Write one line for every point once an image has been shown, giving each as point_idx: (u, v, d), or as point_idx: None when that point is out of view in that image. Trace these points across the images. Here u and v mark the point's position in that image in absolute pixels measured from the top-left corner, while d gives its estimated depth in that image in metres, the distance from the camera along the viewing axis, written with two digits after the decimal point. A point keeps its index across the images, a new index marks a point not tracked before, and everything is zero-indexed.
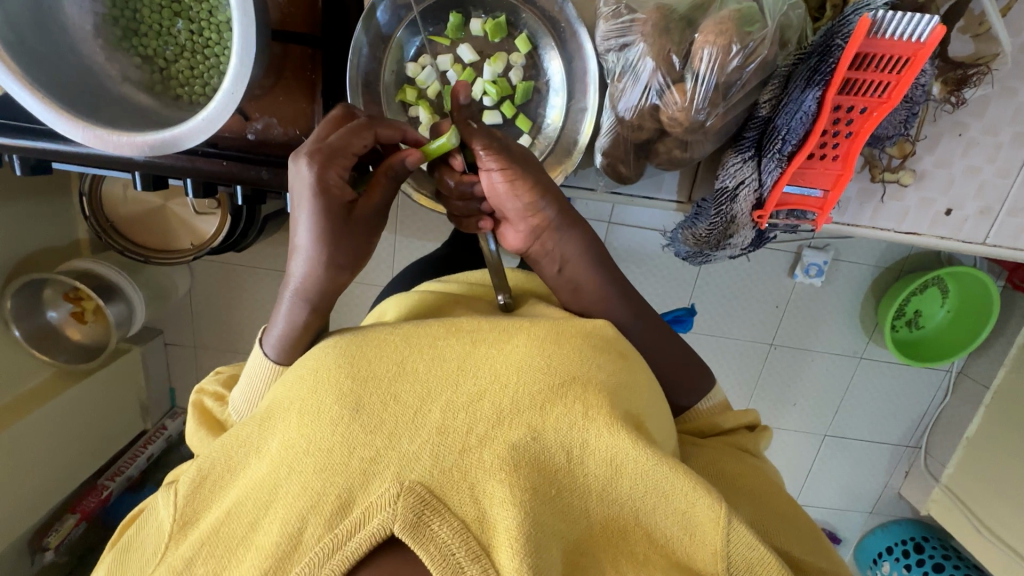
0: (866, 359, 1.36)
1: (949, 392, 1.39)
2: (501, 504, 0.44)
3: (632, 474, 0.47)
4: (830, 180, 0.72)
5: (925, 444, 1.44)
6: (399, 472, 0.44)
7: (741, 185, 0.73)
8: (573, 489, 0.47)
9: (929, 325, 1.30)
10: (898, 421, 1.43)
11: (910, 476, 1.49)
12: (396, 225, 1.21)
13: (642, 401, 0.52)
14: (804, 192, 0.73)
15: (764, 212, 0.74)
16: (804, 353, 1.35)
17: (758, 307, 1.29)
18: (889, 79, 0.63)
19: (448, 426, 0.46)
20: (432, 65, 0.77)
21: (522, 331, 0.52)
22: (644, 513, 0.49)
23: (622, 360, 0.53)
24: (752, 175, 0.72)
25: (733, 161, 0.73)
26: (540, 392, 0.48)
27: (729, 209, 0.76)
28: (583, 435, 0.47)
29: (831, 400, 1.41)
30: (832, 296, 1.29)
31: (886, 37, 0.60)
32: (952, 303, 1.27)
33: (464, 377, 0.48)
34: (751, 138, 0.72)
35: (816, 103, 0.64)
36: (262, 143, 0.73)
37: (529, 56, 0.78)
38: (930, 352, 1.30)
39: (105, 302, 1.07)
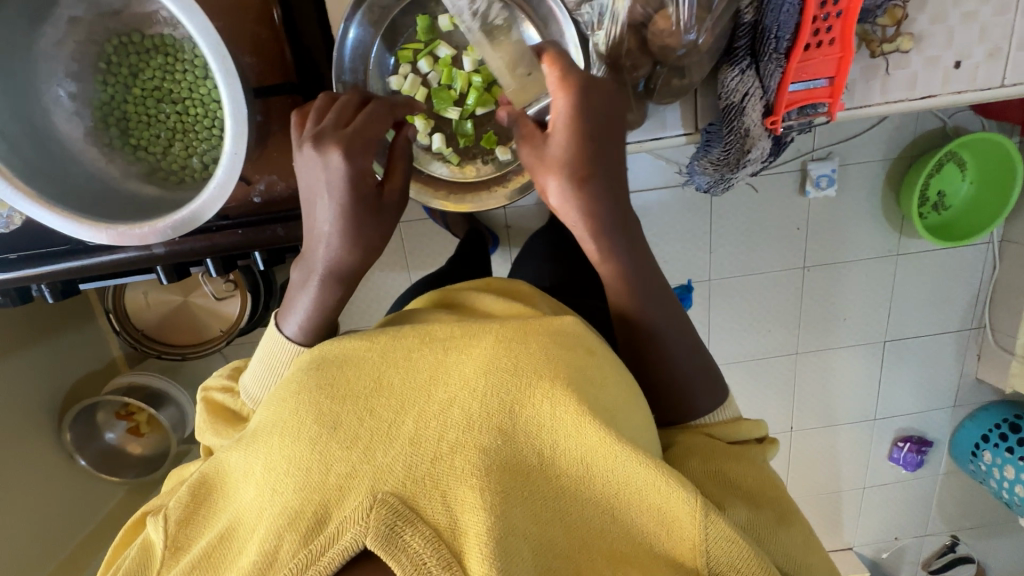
0: (904, 254, 1.33)
1: (997, 262, 1.35)
2: (472, 512, 0.43)
3: (602, 469, 0.47)
4: (832, 65, 0.72)
5: (989, 321, 1.40)
6: (372, 485, 0.44)
7: (747, 97, 0.73)
8: (549, 487, 0.47)
9: (956, 203, 1.27)
10: (952, 305, 1.39)
11: (983, 358, 1.45)
12: (406, 262, 1.22)
13: (611, 398, 0.50)
14: (809, 86, 0.73)
15: (775, 116, 0.75)
16: (838, 267, 1.33)
17: (780, 234, 1.28)
18: None
19: (421, 436, 0.45)
20: (412, 72, 0.78)
21: (491, 332, 0.50)
22: (618, 509, 0.48)
23: (589, 357, 0.51)
24: (755, 84, 0.73)
25: (731, 75, 0.73)
26: (507, 394, 0.47)
27: (740, 124, 0.76)
28: (552, 433, 0.47)
29: (881, 304, 1.38)
30: (851, 201, 1.26)
31: None
32: (973, 172, 1.23)
33: (435, 386, 0.47)
34: (744, 44, 0.72)
35: None
36: (269, 202, 0.78)
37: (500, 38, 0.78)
38: (974, 225, 1.25)
39: (155, 410, 1.08)
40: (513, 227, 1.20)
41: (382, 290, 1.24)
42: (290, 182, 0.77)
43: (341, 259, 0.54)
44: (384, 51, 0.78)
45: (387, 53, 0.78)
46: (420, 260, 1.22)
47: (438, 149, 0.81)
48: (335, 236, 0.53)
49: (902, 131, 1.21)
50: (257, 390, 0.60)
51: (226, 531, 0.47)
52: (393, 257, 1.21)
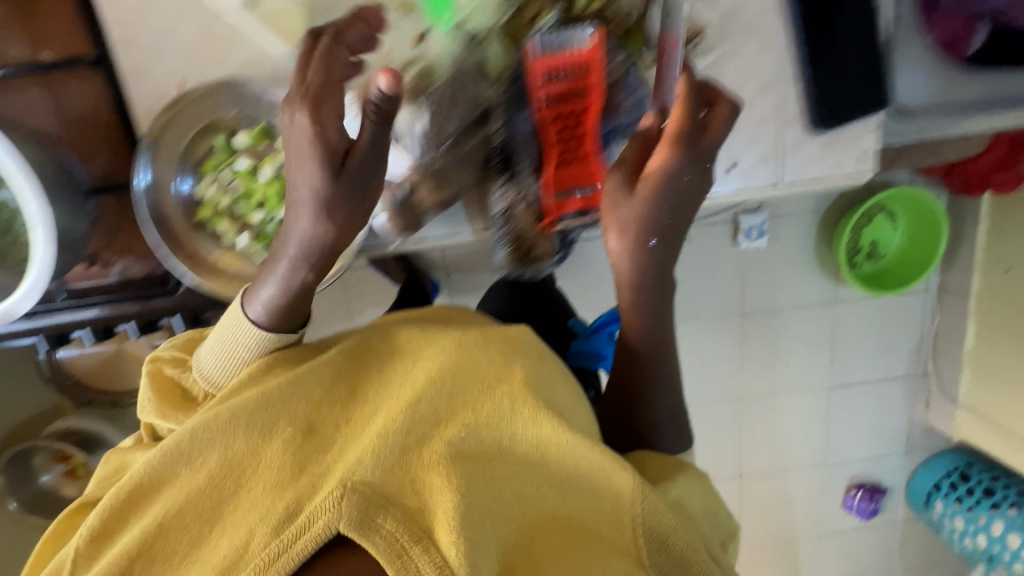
0: (842, 302, 1.38)
1: (937, 310, 1.40)
2: (439, 494, 0.47)
3: (557, 451, 0.53)
4: (591, 177, 0.72)
5: (933, 369, 1.44)
6: (343, 476, 0.47)
7: (513, 205, 0.75)
8: (507, 472, 0.52)
9: (890, 252, 1.33)
10: (894, 353, 1.44)
11: (931, 407, 1.48)
12: (350, 305, 1.23)
13: (558, 394, 0.57)
14: (568, 197, 0.73)
15: (547, 221, 0.75)
16: (777, 315, 1.37)
17: (717, 282, 1.32)
18: (581, 83, 0.62)
19: (389, 431, 0.49)
20: (217, 181, 0.79)
21: (450, 340, 0.57)
22: (570, 488, 0.53)
23: (540, 360, 0.58)
24: (517, 195, 0.74)
25: (495, 189, 0.75)
26: (470, 392, 0.53)
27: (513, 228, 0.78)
28: (512, 424, 0.52)
29: (823, 350, 1.42)
30: (783, 251, 1.32)
31: (557, 49, 0.59)
32: (903, 223, 1.30)
33: (402, 391, 0.53)
34: (498, 161, 0.72)
35: (530, 120, 0.67)
36: (124, 282, 0.83)
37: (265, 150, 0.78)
38: (902, 276, 1.31)
39: (87, 455, 1.08)
40: (453, 273, 1.24)
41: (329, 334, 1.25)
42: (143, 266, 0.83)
43: (313, 227, 0.56)
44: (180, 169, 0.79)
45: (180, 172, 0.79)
46: (366, 303, 1.24)
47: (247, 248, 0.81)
48: (310, 205, 0.55)
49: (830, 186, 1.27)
50: (214, 364, 0.60)
51: (159, 525, 0.47)
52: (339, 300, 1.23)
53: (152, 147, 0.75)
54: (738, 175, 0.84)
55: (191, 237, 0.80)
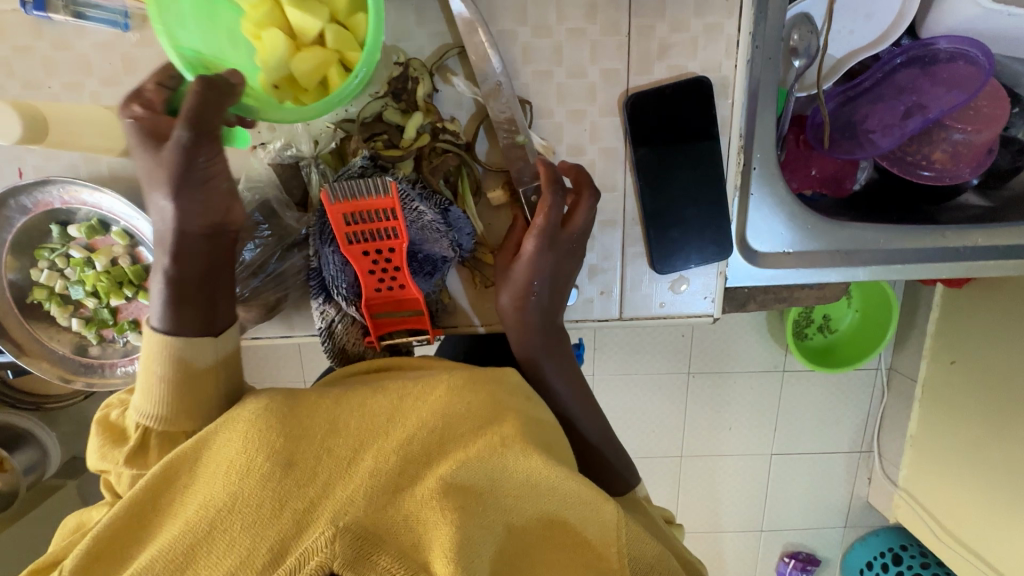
0: (789, 371, 1.43)
1: (885, 390, 1.46)
2: (435, 528, 0.51)
3: (546, 485, 0.57)
4: (413, 301, 0.84)
5: (877, 448, 1.50)
6: (334, 516, 0.50)
7: (332, 322, 0.86)
8: (500, 507, 0.56)
9: (841, 328, 1.40)
10: (837, 429, 1.49)
11: (873, 482, 1.53)
12: None
13: (543, 435, 0.62)
14: (392, 314, 0.85)
15: (371, 337, 0.86)
16: (724, 377, 1.42)
17: (667, 338, 1.36)
18: (393, 222, 0.77)
19: (378, 470, 0.53)
20: (53, 270, 0.93)
21: (442, 384, 0.61)
22: (557, 520, 0.59)
23: (529, 402, 0.65)
24: (336, 312, 0.85)
25: (315, 305, 0.86)
26: (461, 432, 0.57)
27: (336, 342, 0.87)
28: (503, 461, 0.56)
29: (768, 415, 1.46)
30: (735, 315, 1.36)
31: (361, 198, 0.74)
32: (858, 303, 1.37)
33: (393, 428, 0.56)
34: (316, 286, 0.85)
35: (336, 253, 0.81)
36: None
37: (132, 244, 0.91)
38: (845, 356, 1.37)
39: (13, 453, 1.13)
40: None
41: None
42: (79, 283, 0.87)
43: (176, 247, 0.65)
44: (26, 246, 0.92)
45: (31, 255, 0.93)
46: None
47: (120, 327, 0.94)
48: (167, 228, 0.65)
49: None
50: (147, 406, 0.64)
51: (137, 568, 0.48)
52: None
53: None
54: (643, 263, 0.95)
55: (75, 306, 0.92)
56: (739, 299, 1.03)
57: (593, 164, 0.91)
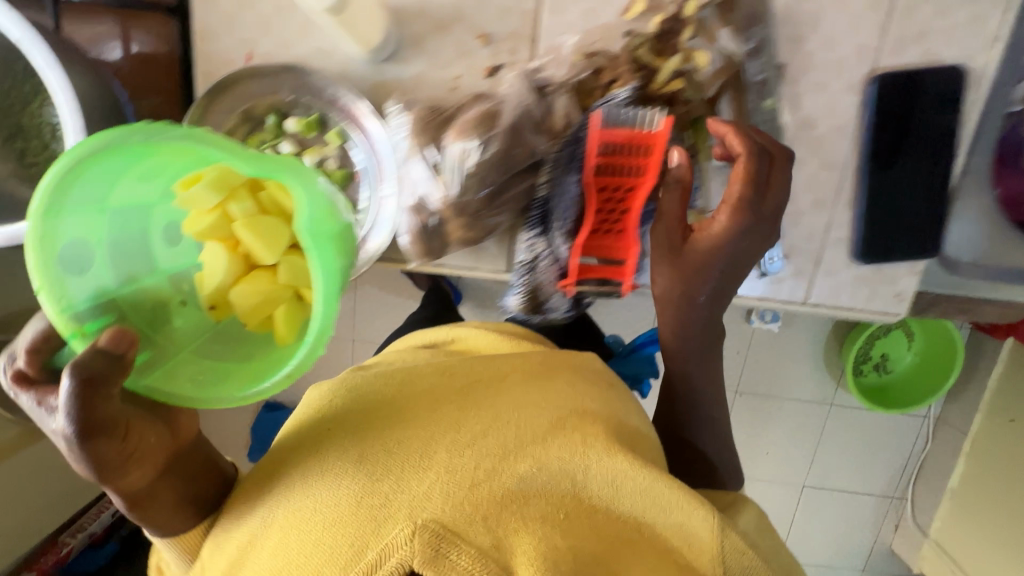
0: (836, 406, 1.38)
1: (930, 439, 1.41)
2: (517, 532, 0.50)
3: (629, 488, 0.55)
4: (623, 250, 0.84)
5: (910, 495, 1.45)
6: (412, 512, 0.48)
7: (539, 258, 0.88)
8: (584, 510, 0.54)
9: (897, 369, 1.35)
10: (873, 471, 1.44)
11: (900, 530, 1.48)
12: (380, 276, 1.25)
13: (623, 430, 0.62)
14: (610, 262, 0.85)
15: (567, 281, 0.86)
16: (773, 401, 1.38)
17: (724, 351, 1.33)
18: (642, 161, 0.76)
19: (454, 464, 0.52)
20: None
21: (513, 378, 0.63)
22: (643, 526, 0.55)
23: (611, 388, 0.69)
24: (546, 248, 0.87)
25: (526, 236, 0.87)
26: (541, 425, 0.57)
27: (535, 277, 0.89)
28: (580, 460, 0.55)
29: (809, 446, 1.42)
30: (794, 340, 1.32)
31: (620, 128, 0.73)
32: (919, 345, 1.32)
33: (468, 421, 0.56)
34: (537, 213, 0.85)
35: (576, 185, 0.80)
36: None
37: (342, 146, 0.90)
38: (897, 398, 1.34)
39: None
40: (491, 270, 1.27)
41: None
42: None
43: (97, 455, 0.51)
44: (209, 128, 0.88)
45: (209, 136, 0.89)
46: None
47: None
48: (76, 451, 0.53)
49: None
50: None
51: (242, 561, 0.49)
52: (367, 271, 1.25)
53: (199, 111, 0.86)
54: (845, 250, 0.92)
55: None
56: (922, 305, 0.99)
57: (823, 141, 0.88)
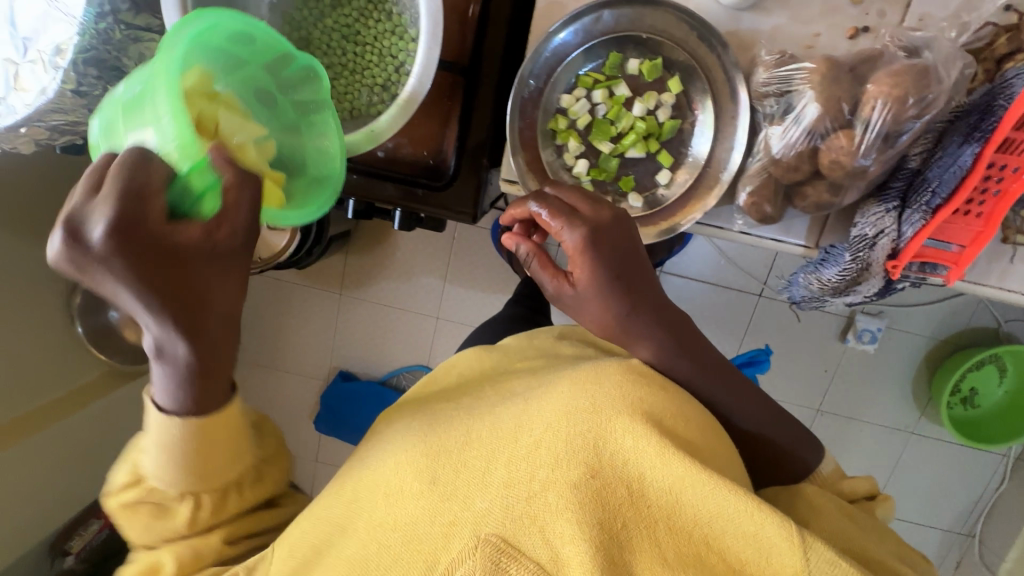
0: (917, 434, 1.31)
1: (1006, 478, 1.31)
2: (572, 542, 0.46)
3: (693, 497, 0.48)
4: (969, 236, 0.69)
5: (979, 532, 1.36)
6: (475, 526, 0.48)
7: (881, 235, 0.71)
8: (647, 521, 0.49)
9: (986, 405, 1.25)
10: (945, 504, 1.36)
11: (962, 567, 1.39)
12: (447, 264, 1.27)
13: (688, 430, 0.53)
14: (940, 246, 0.71)
15: (899, 262, 0.72)
16: (852, 423, 1.32)
17: (808, 367, 1.29)
18: None
19: (514, 479, 0.49)
20: (586, 98, 0.81)
21: (565, 379, 0.56)
22: (713, 538, 0.48)
23: (665, 393, 0.55)
24: (892, 226, 0.71)
25: (874, 209, 0.72)
26: (590, 431, 0.50)
27: (865, 257, 0.73)
28: (639, 467, 0.50)
29: (881, 473, 1.35)
30: (884, 363, 1.27)
31: None
32: (1011, 381, 1.22)
33: (520, 433, 0.51)
34: (898, 187, 0.71)
35: (972, 158, 0.65)
36: (392, 160, 0.85)
37: (679, 96, 0.79)
38: (988, 434, 1.25)
39: None
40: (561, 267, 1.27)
41: (414, 281, 1.29)
42: (417, 151, 0.85)
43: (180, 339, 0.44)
44: (584, 62, 0.79)
45: (586, 67, 0.80)
46: (460, 267, 1.27)
47: (579, 173, 0.82)
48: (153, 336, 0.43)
49: (954, 316, 1.22)
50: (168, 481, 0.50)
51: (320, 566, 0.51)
52: (436, 257, 1.27)
53: (586, 20, 0.75)
54: None
55: (540, 143, 0.81)
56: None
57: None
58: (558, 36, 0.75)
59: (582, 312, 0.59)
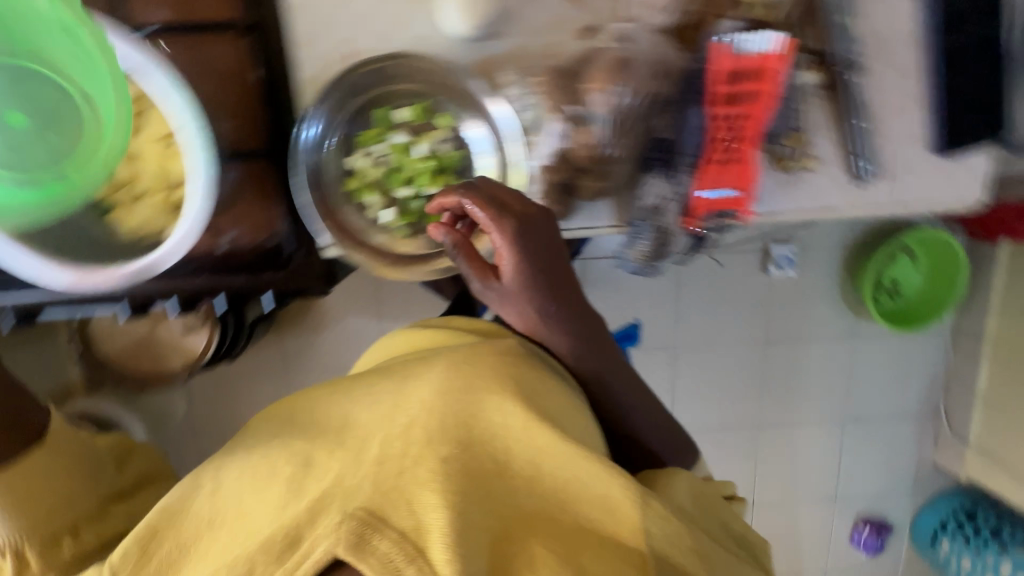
0: (861, 336, 1.39)
1: (950, 352, 1.41)
2: (433, 509, 0.49)
3: (551, 462, 0.54)
4: (738, 177, 0.80)
5: (944, 408, 1.44)
6: (342, 503, 0.50)
7: (661, 199, 0.84)
8: (506, 492, 0.53)
9: (909, 290, 1.33)
10: (908, 391, 1.44)
11: (940, 445, 1.48)
12: (378, 312, 1.29)
13: (552, 403, 0.60)
14: (720, 192, 0.81)
15: (689, 216, 0.84)
16: (800, 345, 1.39)
17: (744, 306, 1.34)
18: (760, 88, 0.76)
19: (384, 454, 0.53)
20: (371, 155, 0.85)
21: (439, 361, 0.62)
22: (570, 504, 0.54)
23: (532, 369, 0.63)
24: (668, 189, 0.83)
25: (647, 181, 0.83)
26: (462, 406, 0.56)
27: (659, 221, 0.86)
28: (506, 440, 0.55)
29: (841, 382, 1.42)
30: (811, 282, 1.34)
31: (748, 52, 0.75)
32: (924, 263, 1.30)
33: (397, 412, 0.57)
34: (660, 158, 0.82)
35: (700, 118, 0.78)
36: (230, 254, 0.87)
37: (451, 130, 0.84)
38: (921, 316, 1.31)
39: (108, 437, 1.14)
40: None
41: (350, 337, 1.30)
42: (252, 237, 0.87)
43: None
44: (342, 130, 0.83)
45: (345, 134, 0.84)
46: (391, 311, 1.29)
47: (388, 222, 0.86)
48: None
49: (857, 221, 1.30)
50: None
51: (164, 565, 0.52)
52: (365, 307, 1.28)
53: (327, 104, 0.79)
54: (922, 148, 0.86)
55: (340, 207, 0.85)
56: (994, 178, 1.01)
57: (896, 49, 0.83)
58: (307, 126, 0.79)
59: (507, 301, 0.69)
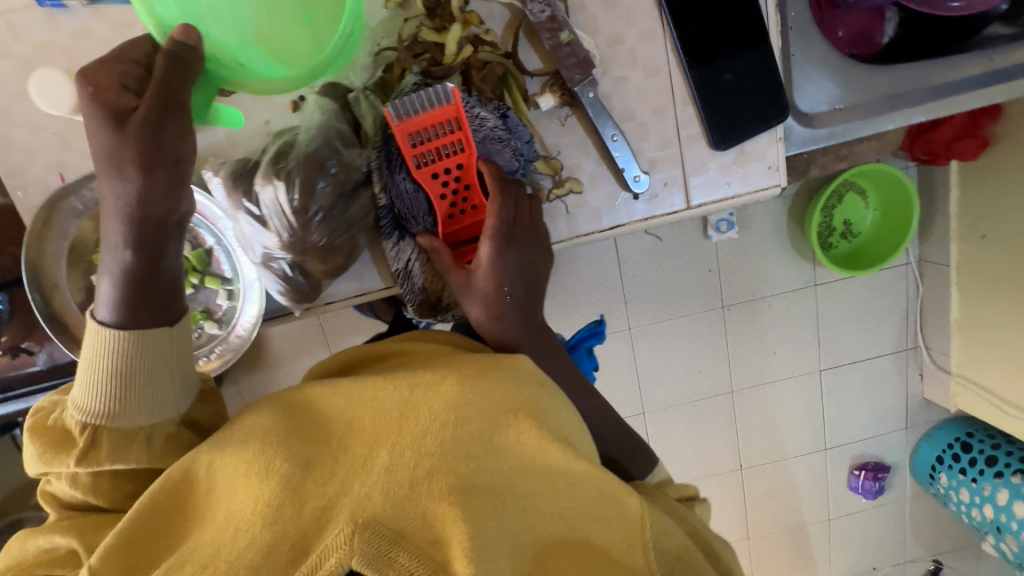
0: (821, 285, 1.40)
1: (920, 283, 1.42)
2: (453, 526, 0.47)
3: (568, 482, 0.54)
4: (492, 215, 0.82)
5: (923, 341, 1.46)
6: (352, 513, 0.47)
7: (409, 262, 0.86)
8: (517, 507, 0.52)
9: (863, 230, 1.36)
10: (883, 331, 1.45)
11: (926, 377, 1.50)
12: (326, 340, 1.29)
13: (563, 417, 0.58)
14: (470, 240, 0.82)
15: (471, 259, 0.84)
16: (760, 302, 1.40)
17: (692, 275, 1.35)
18: (460, 134, 0.77)
19: (395, 464, 0.49)
20: None
21: (451, 371, 0.56)
22: (579, 519, 0.55)
23: (541, 387, 0.59)
24: (412, 252, 0.85)
25: (391, 246, 0.86)
26: (476, 421, 0.53)
27: (409, 282, 0.87)
28: (523, 456, 0.53)
29: (810, 334, 1.43)
30: (754, 240, 1.35)
31: (415, 113, 0.75)
32: (875, 201, 1.33)
33: (407, 421, 0.52)
34: (387, 222, 0.84)
35: (408, 181, 0.80)
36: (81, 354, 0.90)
37: None
38: (877, 254, 1.33)
39: None
40: None
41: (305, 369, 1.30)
42: None
43: None
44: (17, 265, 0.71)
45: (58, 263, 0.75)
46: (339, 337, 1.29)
47: None
48: None
49: None
50: None
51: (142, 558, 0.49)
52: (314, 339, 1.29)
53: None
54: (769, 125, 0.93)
55: None
56: (800, 165, 1.03)
57: (634, 51, 0.89)
58: None
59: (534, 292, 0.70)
